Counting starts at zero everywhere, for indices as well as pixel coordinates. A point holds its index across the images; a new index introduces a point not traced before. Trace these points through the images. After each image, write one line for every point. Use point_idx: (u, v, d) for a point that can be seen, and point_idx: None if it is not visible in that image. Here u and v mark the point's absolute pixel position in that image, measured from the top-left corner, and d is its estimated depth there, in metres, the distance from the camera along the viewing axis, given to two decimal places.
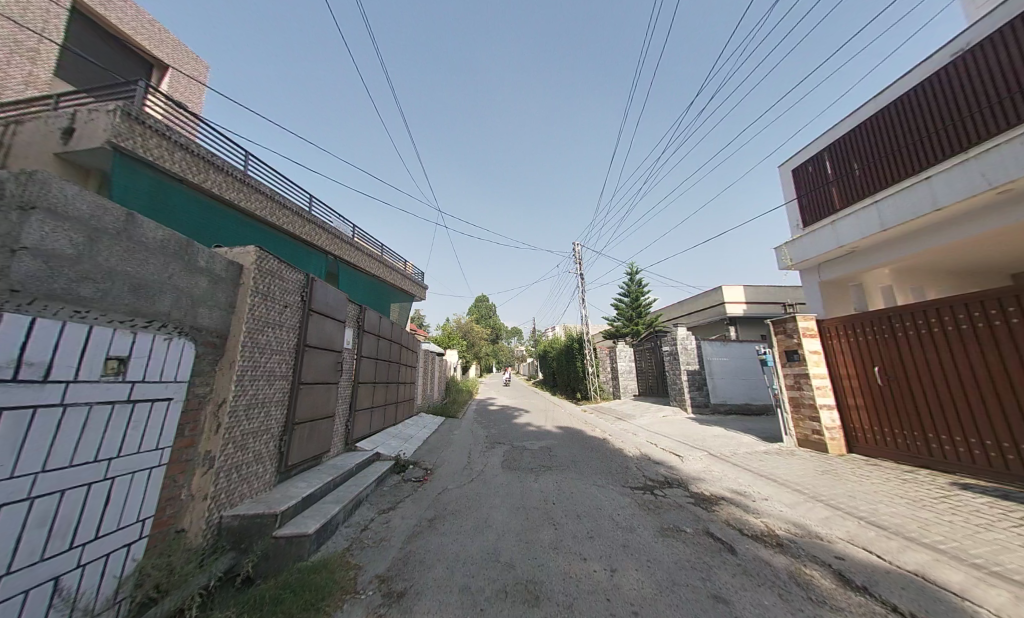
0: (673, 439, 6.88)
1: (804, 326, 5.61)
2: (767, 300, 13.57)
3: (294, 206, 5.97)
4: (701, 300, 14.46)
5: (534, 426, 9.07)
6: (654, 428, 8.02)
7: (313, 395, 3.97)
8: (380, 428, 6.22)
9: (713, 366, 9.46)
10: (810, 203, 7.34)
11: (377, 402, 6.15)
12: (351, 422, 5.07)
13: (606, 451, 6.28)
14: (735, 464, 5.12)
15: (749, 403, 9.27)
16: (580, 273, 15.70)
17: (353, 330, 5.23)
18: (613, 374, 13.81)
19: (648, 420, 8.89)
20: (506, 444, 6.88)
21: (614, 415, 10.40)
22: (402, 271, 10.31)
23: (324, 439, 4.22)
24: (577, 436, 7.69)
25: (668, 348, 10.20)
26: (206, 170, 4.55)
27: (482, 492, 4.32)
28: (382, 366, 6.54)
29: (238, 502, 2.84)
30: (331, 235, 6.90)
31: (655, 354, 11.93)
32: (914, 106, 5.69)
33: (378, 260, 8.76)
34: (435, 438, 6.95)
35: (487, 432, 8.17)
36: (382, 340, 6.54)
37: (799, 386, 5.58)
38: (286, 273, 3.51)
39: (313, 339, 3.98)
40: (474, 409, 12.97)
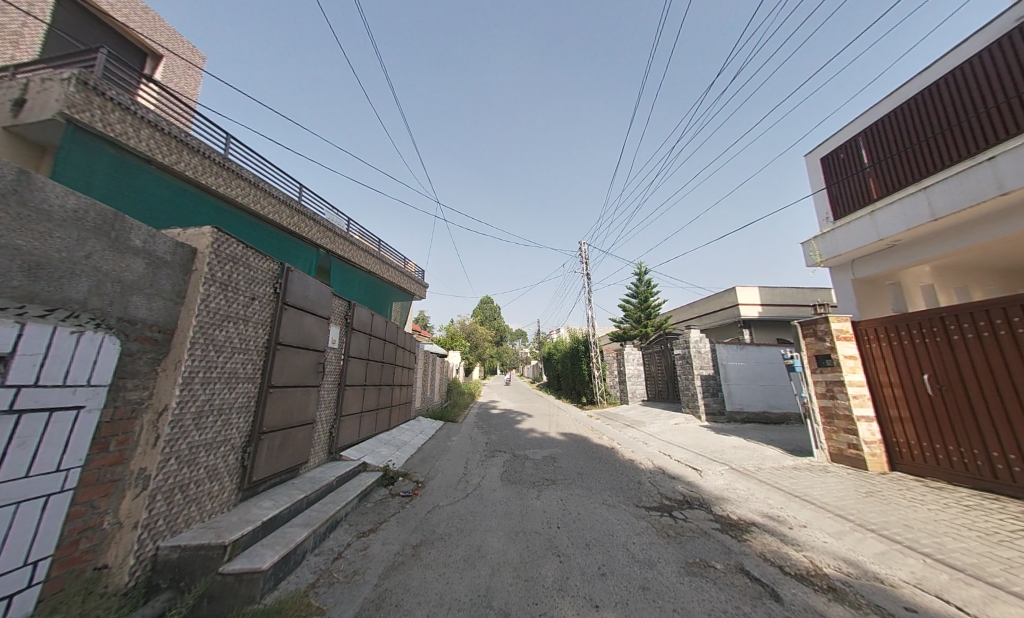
0: (689, 449, 6.31)
1: (838, 328, 5.05)
2: (783, 302, 12.91)
3: (282, 195, 5.55)
4: (712, 302, 13.86)
5: (538, 433, 8.56)
6: (667, 437, 7.44)
7: (288, 400, 3.53)
8: (371, 433, 5.77)
9: (729, 371, 8.88)
10: (841, 192, 6.73)
11: (368, 405, 5.71)
12: (336, 429, 4.61)
13: (616, 463, 5.73)
14: (762, 481, 4.56)
15: (768, 411, 8.65)
16: (586, 273, 15.16)
17: (340, 328, 4.79)
18: (620, 377, 13.25)
19: (659, 428, 8.32)
20: (507, 453, 6.38)
21: (622, 421, 9.85)
22: (401, 269, 9.87)
23: (301, 449, 3.77)
24: (584, 445, 7.15)
25: (680, 351, 9.63)
26: (179, 151, 4.14)
27: (477, 510, 3.84)
28: (376, 367, 6.10)
29: (182, 529, 2.39)
30: (324, 227, 6.47)
31: (665, 357, 11.36)
32: (930, 104, 5.50)
33: (375, 257, 8.32)
34: (430, 445, 6.46)
35: (487, 439, 7.67)
36: (375, 339, 6.12)
37: (832, 395, 5.01)
38: (254, 260, 3.07)
39: (289, 337, 3.54)
40: (475, 413, 12.49)
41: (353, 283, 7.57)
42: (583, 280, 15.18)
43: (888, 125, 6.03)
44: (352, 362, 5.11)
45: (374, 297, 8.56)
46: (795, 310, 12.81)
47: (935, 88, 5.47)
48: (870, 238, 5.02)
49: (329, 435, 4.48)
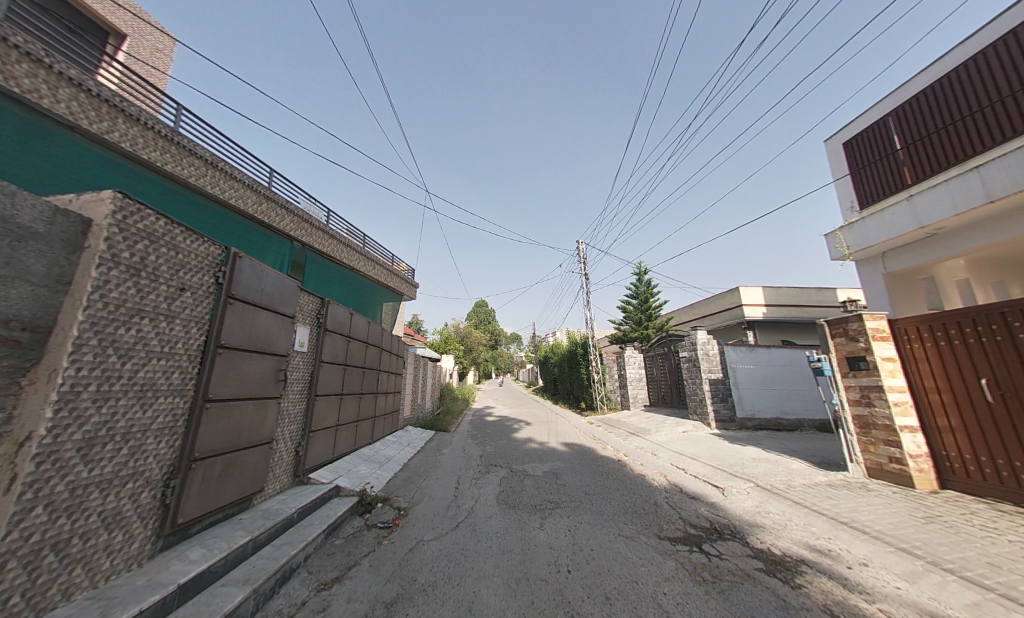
0: (704, 462, 5.72)
1: (874, 327, 4.54)
2: (788, 303, 12.50)
3: (246, 178, 4.87)
4: (715, 303, 13.42)
5: (537, 443, 7.91)
6: (677, 447, 6.85)
7: (234, 417, 2.84)
8: (350, 449, 5.10)
9: (739, 375, 8.36)
10: (870, 177, 6.24)
11: (347, 417, 5.04)
12: (303, 447, 3.93)
13: (626, 480, 5.11)
14: (797, 503, 3.98)
15: (781, 418, 8.14)
16: (585, 273, 14.62)
17: (310, 329, 4.12)
18: (621, 382, 12.68)
19: (667, 437, 7.74)
20: (503, 468, 5.72)
21: (626, 429, 9.24)
22: (388, 266, 9.21)
23: (253, 476, 3.09)
24: (588, 457, 6.51)
25: (686, 353, 9.09)
26: (113, 118, 3.45)
27: (470, 545, 3.20)
28: (356, 374, 5.43)
29: (55, 607, 1.63)
30: (298, 218, 5.80)
31: (669, 360, 10.82)
32: (951, 92, 5.23)
33: (359, 253, 7.65)
34: (418, 460, 5.77)
35: (482, 451, 6.99)
36: (356, 343, 5.45)
37: (869, 402, 4.49)
38: (183, 241, 2.41)
39: (237, 339, 2.87)
40: (469, 421, 11.78)
41: (333, 281, 6.89)
42: (581, 280, 14.62)
43: (918, 106, 5.60)
44: (325, 368, 4.44)
45: (358, 297, 7.88)
46: (800, 311, 12.39)
47: (964, 69, 5.11)
48: (909, 227, 4.52)
49: (293, 455, 3.79)
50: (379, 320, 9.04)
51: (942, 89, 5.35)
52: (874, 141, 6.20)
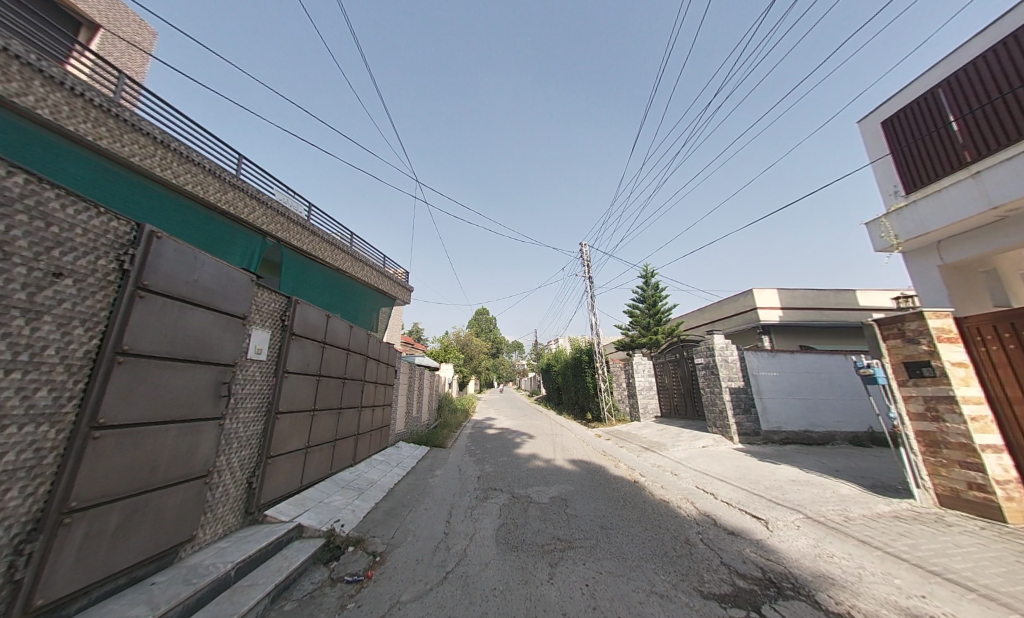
0: (736, 485, 4.96)
1: (938, 327, 3.84)
2: (805, 305, 11.79)
3: (207, 163, 4.27)
4: (727, 306, 12.77)
5: (541, 460, 7.15)
6: (700, 466, 6.08)
7: (145, 448, 2.15)
8: (324, 475, 4.37)
9: (762, 384, 7.68)
10: (915, 155, 5.71)
11: (321, 437, 4.34)
12: (258, 478, 3.22)
13: (648, 509, 4.36)
14: (865, 543, 3.22)
15: (809, 431, 7.48)
16: (589, 276, 13.99)
17: (270, 334, 3.45)
18: (629, 391, 11.92)
19: (686, 453, 6.97)
20: (504, 494, 4.96)
21: (638, 443, 8.48)
22: (380, 268, 8.59)
23: (172, 525, 2.36)
24: (600, 478, 5.76)
25: (702, 360, 8.37)
26: (30, 80, 2.85)
27: (460, 609, 2.45)
28: (336, 387, 4.74)
29: None
30: (273, 210, 5.20)
31: (682, 367, 10.09)
32: (1013, 56, 4.66)
33: (346, 253, 7.04)
34: (406, 485, 5.01)
35: (480, 472, 6.22)
36: (336, 350, 4.78)
37: (936, 417, 3.77)
38: (61, 210, 1.78)
39: (152, 345, 2.21)
40: (467, 434, 11.00)
41: (316, 283, 6.23)
42: (585, 284, 13.98)
43: (975, 72, 5.04)
44: (292, 380, 3.76)
45: (345, 301, 7.22)
46: (819, 314, 11.68)
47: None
48: (976, 208, 3.87)
49: (243, 489, 3.08)
50: (369, 326, 8.36)
51: (1001, 54, 4.78)
52: (922, 114, 5.65)
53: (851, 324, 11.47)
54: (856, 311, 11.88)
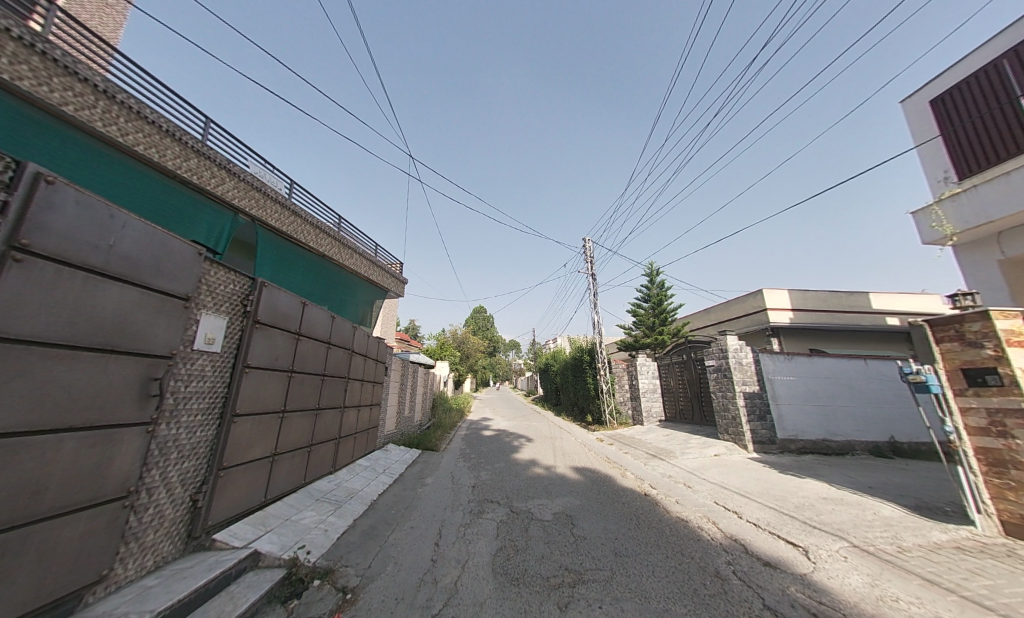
0: (760, 502, 4.45)
1: (1005, 329, 3.33)
2: (816, 307, 11.33)
3: (164, 121, 3.63)
4: (735, 307, 12.29)
5: (541, 467, 6.61)
6: (715, 478, 5.57)
7: (21, 466, 1.51)
8: (294, 487, 3.79)
9: (777, 389, 7.18)
10: (971, 134, 5.20)
11: (293, 441, 3.76)
12: (204, 495, 2.64)
13: (666, 530, 3.84)
14: (932, 583, 2.72)
15: (827, 441, 7.01)
16: (592, 274, 13.46)
17: (226, 321, 2.85)
18: (632, 393, 11.42)
19: (698, 462, 6.47)
20: (501, 508, 4.42)
21: (643, 450, 7.97)
22: (370, 257, 7.99)
23: (67, 569, 1.72)
24: (607, 490, 5.24)
25: (713, 362, 7.86)
26: None
27: None
28: (312, 385, 4.15)
29: None
30: (245, 184, 4.57)
31: (689, 370, 9.59)
32: None
33: (332, 237, 6.43)
34: (391, 497, 4.45)
35: (474, 480, 5.67)
36: (314, 342, 4.18)
37: (1004, 433, 3.28)
38: None
39: (39, 326, 1.57)
40: (462, 436, 10.46)
41: (297, 268, 5.63)
42: (588, 281, 13.44)
43: None
44: (256, 377, 3.17)
45: (330, 290, 6.63)
46: (831, 317, 11.21)
47: None
48: None
49: (183, 510, 2.50)
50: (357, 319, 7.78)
51: None
52: (976, 94, 5.23)
53: (864, 327, 11.01)
54: (869, 314, 11.42)
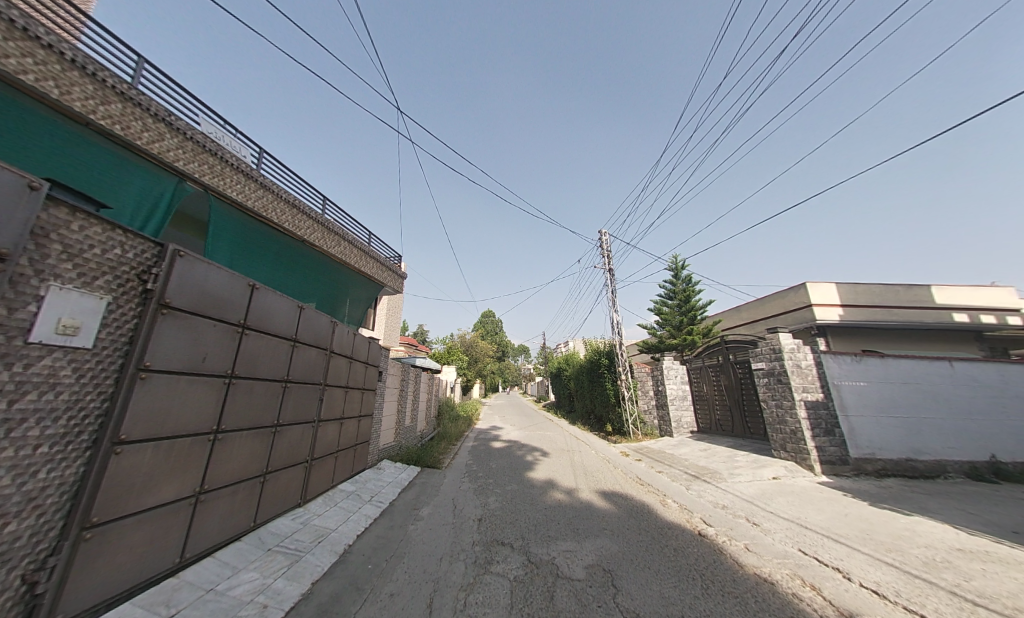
0: (870, 555, 3.25)
1: None
2: (870, 302, 9.94)
3: (72, 51, 2.80)
4: (772, 304, 10.99)
5: (561, 491, 5.51)
6: (786, 512, 4.37)
7: None
8: (237, 532, 2.81)
9: (845, 397, 5.96)
10: None
11: (237, 469, 2.80)
12: (52, 572, 1.66)
13: (749, 600, 2.70)
14: None
15: (912, 460, 5.73)
16: (609, 269, 12.34)
17: (104, 304, 1.94)
18: (658, 401, 10.20)
19: (755, 487, 5.27)
20: (516, 557, 3.34)
21: (680, 468, 6.78)
22: (363, 248, 7.08)
23: None
24: (649, 528, 4.10)
25: (762, 366, 6.66)
26: None
27: None
28: (270, 394, 3.19)
29: None
30: (192, 144, 3.72)
31: (728, 374, 8.38)
32: None
33: (314, 221, 5.52)
34: (372, 540, 3.40)
35: (481, 511, 4.58)
36: (272, 339, 3.24)
37: None
38: None
39: None
40: (468, 448, 9.42)
41: (267, 255, 4.71)
42: (605, 278, 12.33)
43: None
44: (167, 384, 2.22)
45: (313, 284, 5.71)
46: (887, 314, 9.82)
47: None
48: None
49: (4, 604, 1.51)
50: (348, 318, 6.88)
51: None
52: None
53: (928, 325, 9.56)
54: (933, 310, 9.94)
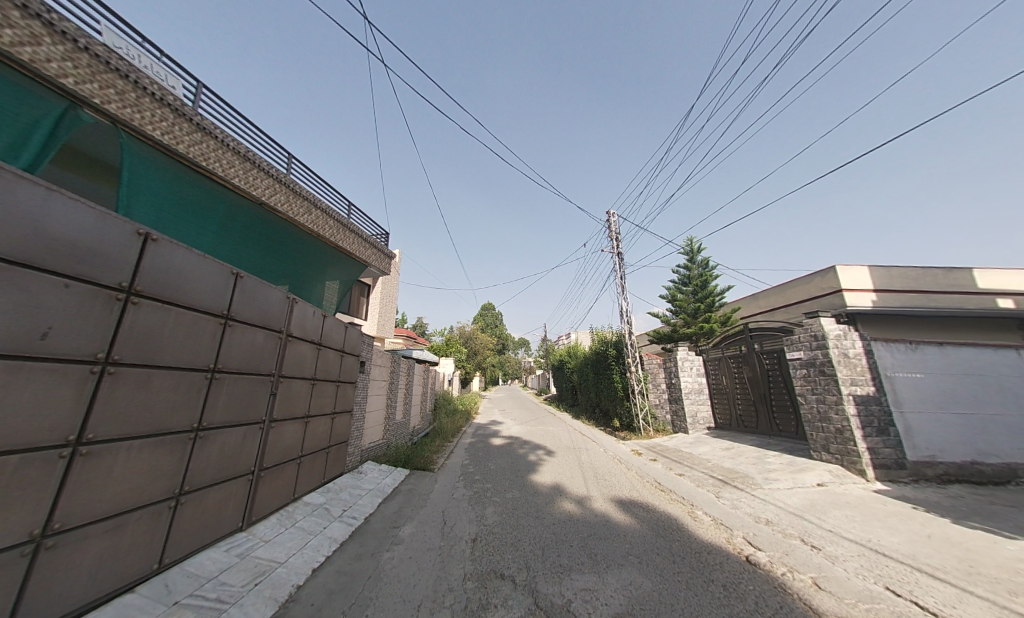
0: (989, 600, 2.44)
1: None
2: (905, 287, 9.05)
3: None
4: (796, 289, 10.10)
5: (571, 500, 4.71)
6: (849, 531, 3.56)
7: None
8: (126, 583, 1.98)
9: (900, 391, 5.11)
10: None
11: (124, 493, 1.97)
12: None
13: None
14: None
15: (977, 464, 4.91)
16: (617, 253, 11.43)
17: None
18: (671, 395, 9.39)
19: (799, 496, 4.48)
20: (518, 601, 2.51)
21: (702, 470, 6.00)
22: (343, 221, 6.13)
23: None
24: (684, 553, 3.29)
25: (800, 355, 5.82)
26: None
27: None
28: (182, 388, 2.33)
29: None
30: (89, 58, 2.75)
31: (753, 365, 7.56)
32: None
33: (277, 182, 4.61)
34: (329, 578, 2.57)
35: (477, 527, 3.77)
36: (187, 315, 2.38)
37: None
38: None
39: None
40: (465, 446, 8.65)
41: (209, 216, 3.85)
42: (613, 263, 11.41)
43: None
44: None
45: (273, 259, 4.89)
46: (923, 299, 8.95)
47: None
48: None
49: None
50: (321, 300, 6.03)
51: None
52: None
53: (969, 311, 8.70)
54: (975, 295, 9.06)
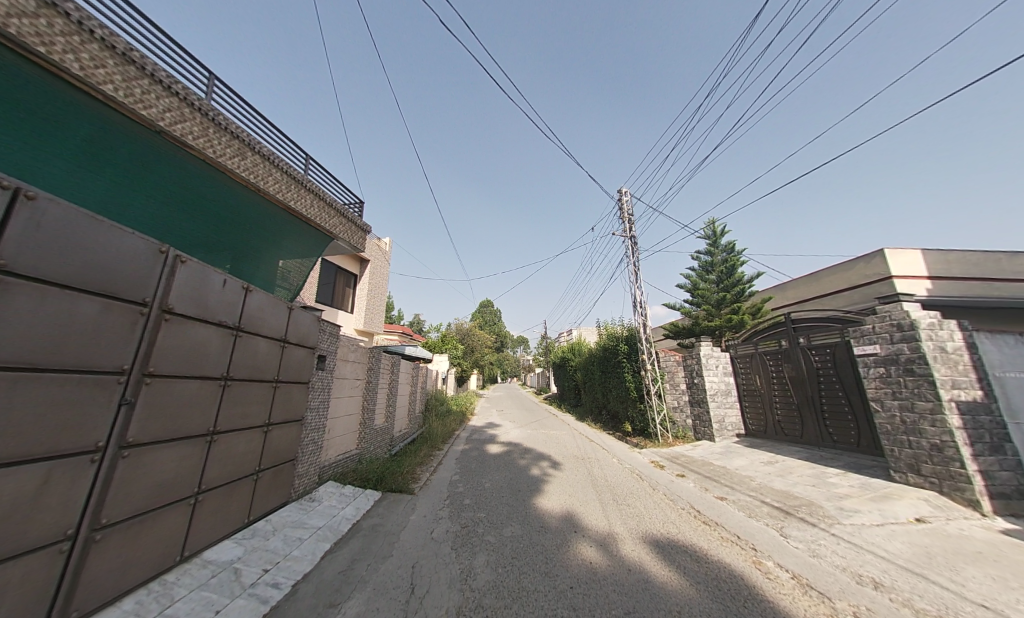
0: None
1: None
2: (965, 273, 7.85)
3: None
4: (833, 277, 8.92)
5: (591, 542, 3.50)
6: (1016, 604, 2.37)
7: None
8: None
9: (1016, 397, 3.92)
10: None
11: None
12: None
13: None
14: None
15: None
16: (631, 237, 10.22)
17: None
18: (693, 397, 8.21)
19: (898, 538, 3.32)
20: None
21: (748, 492, 4.83)
22: (300, 178, 4.78)
23: None
24: None
25: (877, 350, 4.64)
26: None
27: None
28: None
29: None
30: None
31: (798, 362, 6.39)
32: None
33: (185, 104, 3.26)
34: None
35: (459, 598, 2.53)
36: None
37: None
38: None
39: None
40: (456, 455, 7.45)
41: (56, 137, 2.56)
42: (626, 248, 10.19)
43: None
44: None
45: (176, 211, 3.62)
46: (985, 287, 7.77)
47: None
48: None
49: None
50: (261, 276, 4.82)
51: None
52: None
53: None
54: None
